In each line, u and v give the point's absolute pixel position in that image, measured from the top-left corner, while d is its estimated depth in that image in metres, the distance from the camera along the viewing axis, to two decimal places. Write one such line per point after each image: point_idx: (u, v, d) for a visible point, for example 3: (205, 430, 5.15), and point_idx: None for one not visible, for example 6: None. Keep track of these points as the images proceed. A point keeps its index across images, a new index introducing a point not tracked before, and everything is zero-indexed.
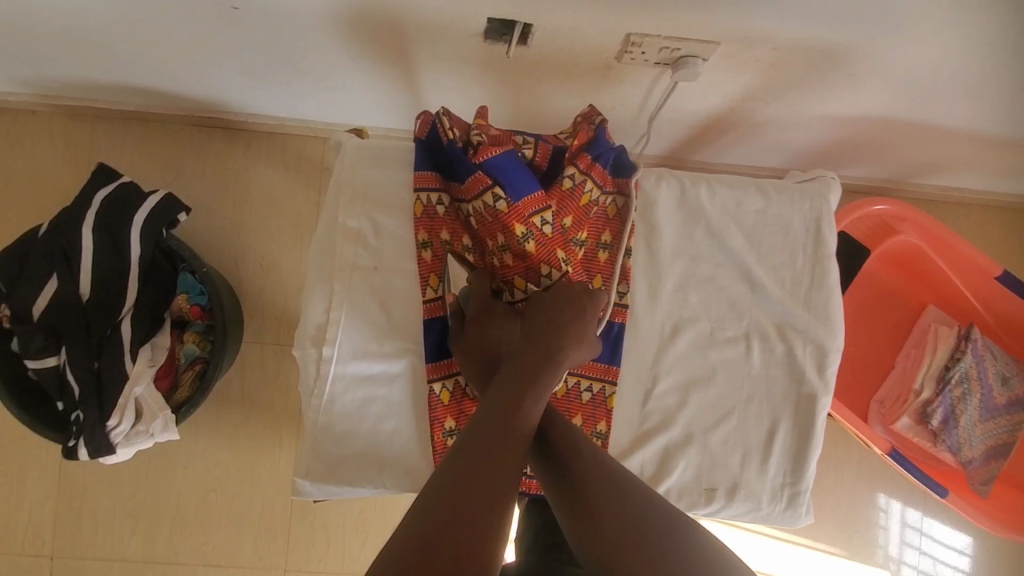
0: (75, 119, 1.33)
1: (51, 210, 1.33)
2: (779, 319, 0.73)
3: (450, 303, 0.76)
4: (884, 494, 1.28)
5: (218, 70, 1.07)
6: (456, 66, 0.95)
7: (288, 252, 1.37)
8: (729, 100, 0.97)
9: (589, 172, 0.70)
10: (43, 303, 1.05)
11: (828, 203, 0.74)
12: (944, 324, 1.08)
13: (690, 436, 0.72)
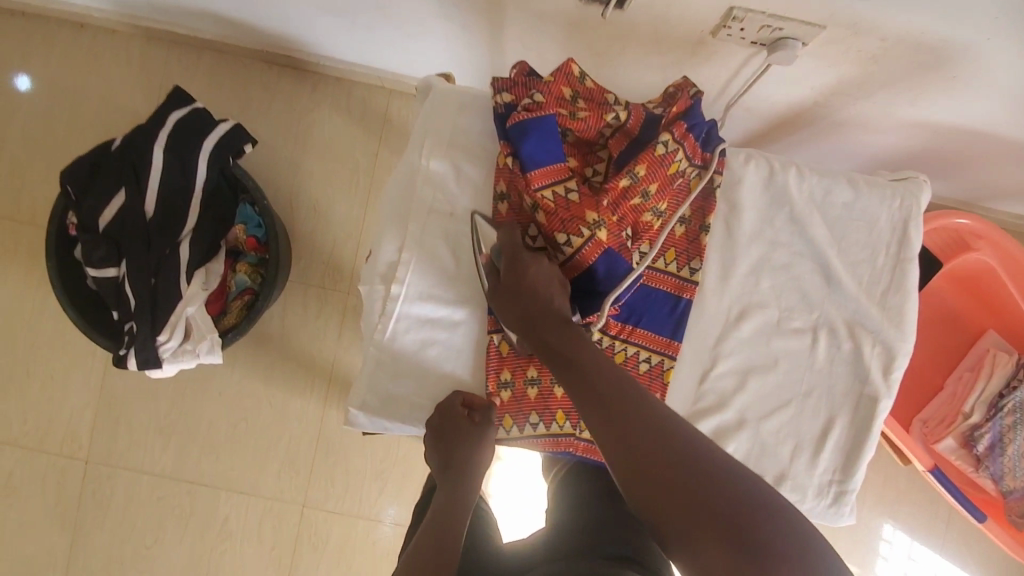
0: (152, 42, 1.35)
1: (119, 129, 1.36)
2: (851, 315, 0.72)
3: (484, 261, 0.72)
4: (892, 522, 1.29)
5: (302, 5, 1.07)
6: (543, 26, 0.94)
7: (342, 198, 1.38)
8: (816, 93, 0.94)
9: (683, 141, 0.67)
10: (111, 214, 1.09)
11: (918, 203, 0.71)
12: (1002, 350, 1.05)
13: (743, 422, 0.72)
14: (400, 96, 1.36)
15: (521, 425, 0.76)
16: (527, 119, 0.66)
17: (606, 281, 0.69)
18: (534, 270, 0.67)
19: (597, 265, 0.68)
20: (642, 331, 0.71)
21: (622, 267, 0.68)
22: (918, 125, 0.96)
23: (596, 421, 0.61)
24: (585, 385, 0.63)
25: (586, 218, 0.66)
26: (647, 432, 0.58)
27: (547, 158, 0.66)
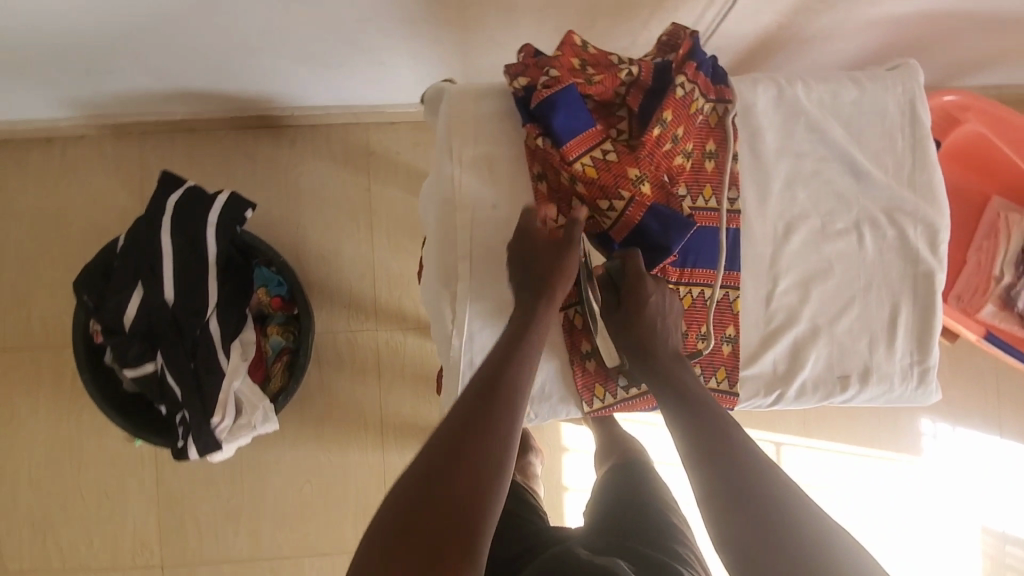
0: (122, 138, 1.34)
1: (112, 231, 1.35)
2: (887, 204, 0.75)
3: (597, 275, 0.73)
4: (926, 420, 1.37)
5: (270, 61, 1.08)
6: (511, 21, 0.96)
7: (348, 239, 1.38)
8: (780, 16, 0.98)
9: (698, 80, 0.69)
10: (133, 310, 1.08)
11: (919, 85, 0.75)
12: (1011, 211, 1.09)
13: (816, 329, 0.74)
14: (378, 127, 1.38)
15: (613, 390, 0.74)
16: (552, 95, 0.68)
17: (665, 240, 0.70)
18: (651, 304, 0.69)
19: (646, 221, 0.70)
20: (701, 270, 0.73)
21: (678, 224, 0.70)
22: (882, 20, 1.01)
23: (687, 440, 0.62)
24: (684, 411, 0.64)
25: (630, 176, 0.69)
26: (719, 454, 0.59)
27: (577, 129, 0.68)
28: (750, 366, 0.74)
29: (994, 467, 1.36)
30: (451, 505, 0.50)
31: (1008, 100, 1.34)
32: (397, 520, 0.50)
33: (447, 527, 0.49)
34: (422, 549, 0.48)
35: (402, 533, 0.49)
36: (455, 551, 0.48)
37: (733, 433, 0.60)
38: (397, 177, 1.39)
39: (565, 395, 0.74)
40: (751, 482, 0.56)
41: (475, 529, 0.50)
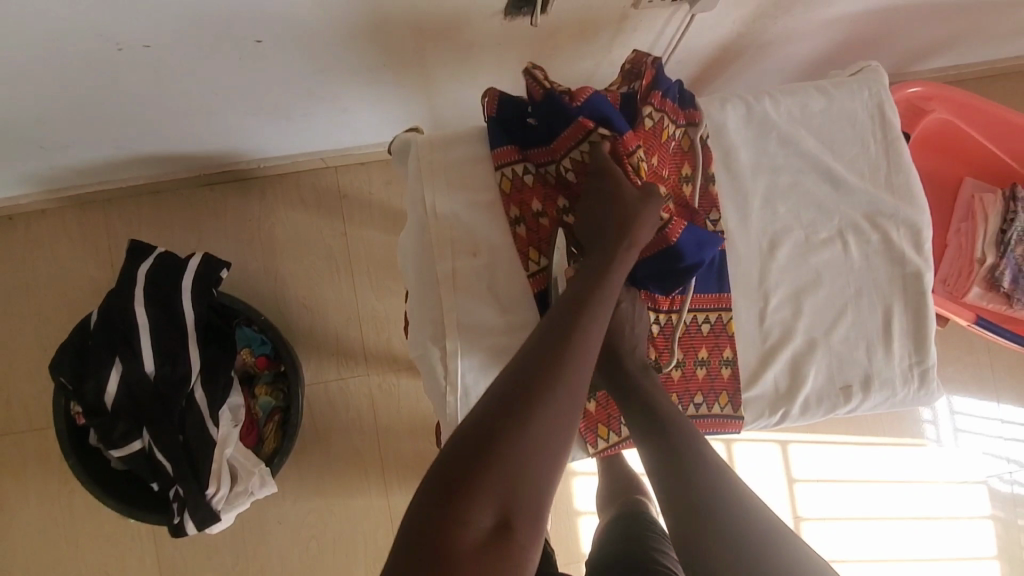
0: (86, 208, 1.31)
1: (85, 304, 1.31)
2: (868, 209, 0.75)
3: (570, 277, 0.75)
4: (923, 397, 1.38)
5: (230, 119, 1.05)
6: (471, 57, 0.95)
7: (329, 285, 1.35)
8: (738, 25, 0.98)
9: (666, 108, 0.69)
10: (114, 388, 1.05)
11: (884, 87, 0.75)
12: (986, 191, 1.10)
13: (813, 342, 0.73)
14: (348, 169, 1.35)
15: (617, 428, 0.73)
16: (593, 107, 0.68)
17: (694, 259, 0.69)
18: (621, 309, 0.71)
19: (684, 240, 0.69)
20: (691, 296, 0.73)
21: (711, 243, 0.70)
22: (837, 20, 1.01)
23: (652, 450, 0.65)
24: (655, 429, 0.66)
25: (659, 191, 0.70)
26: (682, 458, 0.63)
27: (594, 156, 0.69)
28: (752, 388, 0.72)
29: (996, 438, 1.38)
30: (512, 468, 0.52)
31: (965, 79, 1.36)
32: (459, 478, 0.51)
33: (505, 489, 0.51)
34: (486, 505, 0.50)
35: (464, 491, 0.50)
36: (512, 511, 0.51)
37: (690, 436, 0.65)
38: (373, 217, 1.36)
39: (568, 439, 0.72)
40: (723, 501, 0.60)
41: (529, 494, 0.52)
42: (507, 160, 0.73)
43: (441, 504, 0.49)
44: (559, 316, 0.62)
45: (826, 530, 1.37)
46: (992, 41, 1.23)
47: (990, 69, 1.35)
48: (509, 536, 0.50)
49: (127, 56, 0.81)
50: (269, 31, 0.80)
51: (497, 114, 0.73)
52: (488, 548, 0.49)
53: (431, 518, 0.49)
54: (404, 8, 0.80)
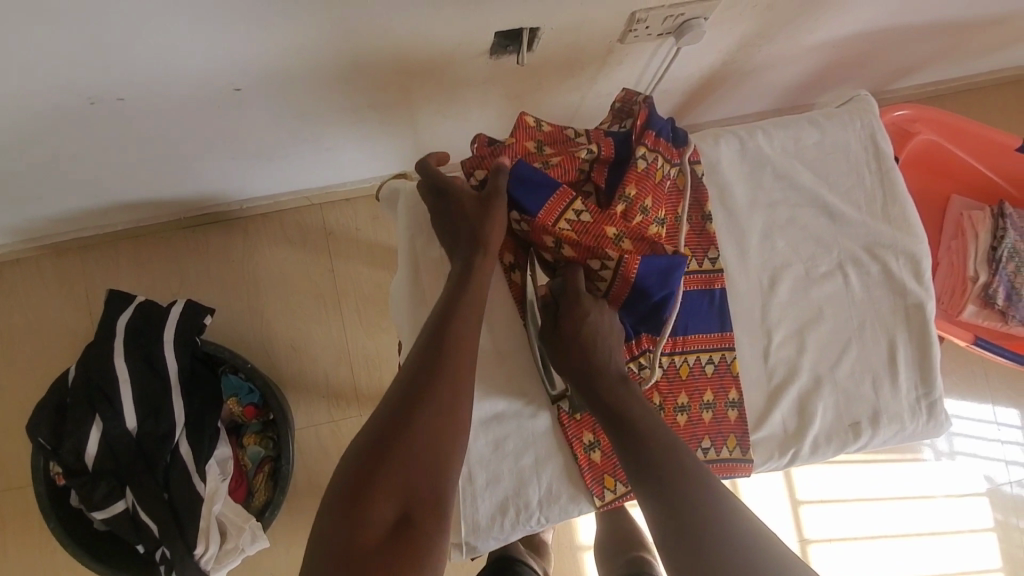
0: (63, 255, 1.27)
1: (64, 355, 1.26)
2: (867, 241, 0.74)
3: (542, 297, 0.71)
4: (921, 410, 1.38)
5: (210, 164, 1.02)
6: (456, 95, 0.93)
7: (317, 325, 1.32)
8: (723, 55, 0.98)
9: (659, 149, 0.67)
10: (94, 448, 1.00)
11: (876, 118, 0.75)
12: (974, 209, 1.10)
13: (819, 379, 0.72)
14: (332, 205, 1.33)
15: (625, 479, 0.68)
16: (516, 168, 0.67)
17: (664, 287, 0.67)
18: (590, 322, 0.67)
19: (643, 274, 0.66)
20: (694, 336, 0.71)
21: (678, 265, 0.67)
22: (819, 46, 1.02)
23: (620, 449, 0.61)
24: (621, 429, 0.62)
25: (609, 235, 0.66)
26: (645, 454, 0.59)
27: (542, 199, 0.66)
28: (760, 429, 0.70)
29: (994, 445, 1.38)
30: (403, 467, 0.55)
31: (942, 94, 1.37)
32: (355, 487, 0.54)
33: (400, 490, 0.55)
34: (383, 504, 0.54)
35: (362, 499, 0.54)
36: (412, 504, 0.55)
37: (663, 441, 0.60)
38: (359, 253, 1.33)
39: (574, 492, 0.68)
40: (694, 495, 0.55)
41: (426, 487, 0.56)
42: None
43: (342, 515, 0.53)
44: (440, 309, 0.64)
45: (835, 553, 1.34)
46: (968, 59, 1.24)
47: (966, 84, 1.37)
48: (411, 529, 0.53)
49: (99, 109, 0.79)
50: (246, 79, 0.78)
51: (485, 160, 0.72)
52: (392, 541, 0.52)
53: (337, 530, 0.52)
54: (387, 51, 0.78)
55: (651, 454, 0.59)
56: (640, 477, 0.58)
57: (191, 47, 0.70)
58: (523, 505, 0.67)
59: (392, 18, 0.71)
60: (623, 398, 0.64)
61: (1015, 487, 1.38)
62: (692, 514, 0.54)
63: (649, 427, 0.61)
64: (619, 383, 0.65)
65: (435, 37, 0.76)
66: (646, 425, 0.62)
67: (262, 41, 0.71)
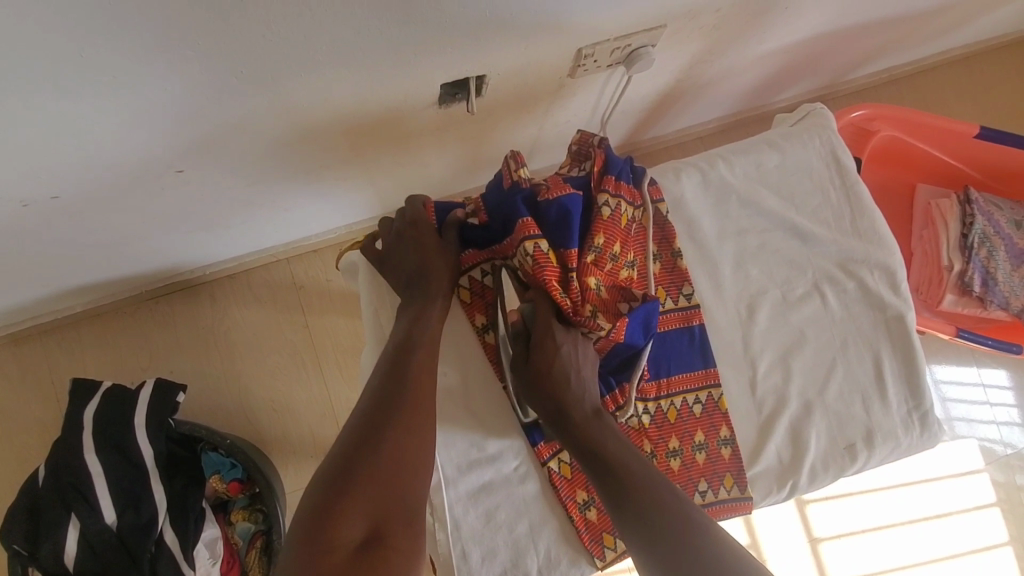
0: (22, 343, 1.21)
1: (35, 447, 1.21)
2: (840, 257, 0.73)
3: (512, 322, 0.68)
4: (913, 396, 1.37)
5: (162, 240, 0.98)
6: (409, 144, 0.91)
7: (297, 384, 1.27)
8: (676, 74, 0.96)
9: (621, 193, 0.65)
10: (74, 548, 0.95)
11: (834, 133, 0.75)
12: (939, 197, 1.11)
13: (809, 405, 0.70)
14: (298, 259, 1.29)
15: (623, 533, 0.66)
16: (565, 197, 0.63)
17: (647, 336, 0.66)
18: (563, 355, 0.64)
19: (631, 333, 0.64)
20: (678, 378, 0.69)
21: (657, 311, 0.66)
22: (768, 55, 1.01)
23: (594, 475, 0.60)
24: (593, 455, 0.60)
25: (592, 286, 0.63)
26: (619, 477, 0.58)
27: (555, 239, 0.62)
28: (755, 463, 0.69)
29: (986, 409, 1.38)
30: (372, 484, 0.56)
31: (895, 79, 1.38)
32: (322, 506, 0.53)
33: (370, 505, 0.55)
34: (352, 521, 0.53)
35: (330, 516, 0.53)
36: (382, 525, 0.54)
37: (650, 480, 0.58)
38: (332, 304, 1.30)
39: (573, 555, 0.66)
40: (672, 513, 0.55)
41: (395, 500, 0.56)
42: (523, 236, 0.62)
43: (307, 538, 0.51)
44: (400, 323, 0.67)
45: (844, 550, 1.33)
46: (916, 45, 1.25)
47: (917, 67, 1.38)
48: (382, 544, 0.53)
49: (35, 210, 0.76)
50: (188, 159, 0.75)
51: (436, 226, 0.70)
52: (364, 553, 0.51)
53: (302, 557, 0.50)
54: (331, 114, 0.75)
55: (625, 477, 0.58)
56: (618, 502, 0.57)
57: (121, 138, 0.67)
58: None
59: (329, 85, 0.69)
60: (592, 423, 0.62)
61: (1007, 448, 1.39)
62: (672, 533, 0.54)
63: (620, 450, 0.61)
64: (589, 411, 0.63)
65: (378, 95, 0.74)
66: (616, 447, 0.61)
67: (196, 126, 0.69)
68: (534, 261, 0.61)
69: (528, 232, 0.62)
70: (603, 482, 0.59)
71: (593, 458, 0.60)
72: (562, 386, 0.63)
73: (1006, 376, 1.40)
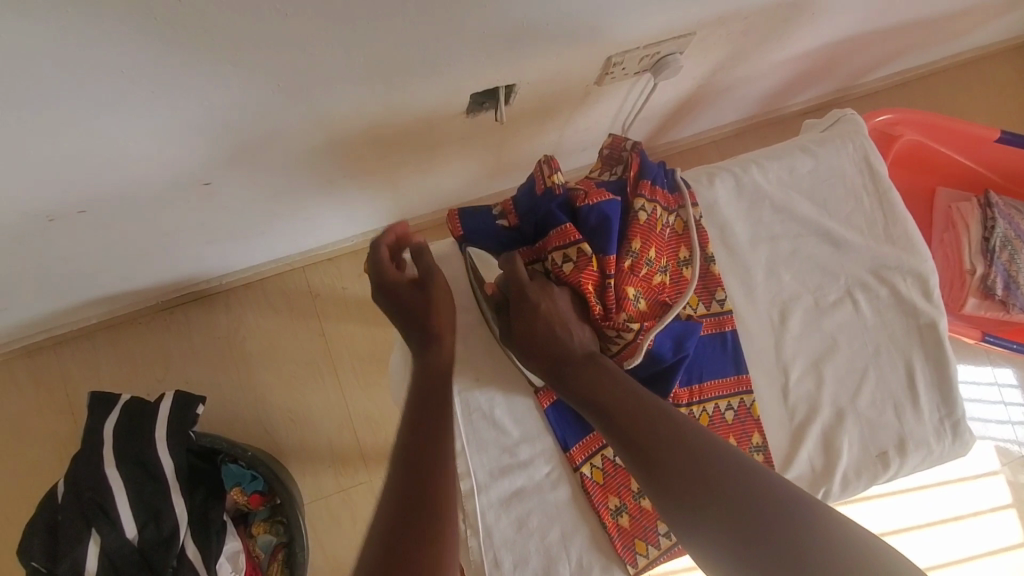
0: (36, 355, 1.20)
1: (49, 459, 1.20)
2: (873, 263, 0.73)
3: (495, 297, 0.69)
4: None
5: (183, 251, 0.97)
6: (433, 153, 0.90)
7: (314, 391, 1.26)
8: (699, 80, 0.96)
9: (657, 199, 0.66)
10: (94, 564, 0.94)
11: (867, 140, 0.75)
12: (960, 200, 1.11)
13: (842, 412, 0.70)
14: (316, 266, 1.28)
15: (655, 540, 0.67)
16: (606, 203, 0.63)
17: (677, 351, 0.65)
18: (541, 311, 0.61)
19: (659, 343, 0.65)
20: (711, 384, 0.68)
21: (692, 331, 0.66)
22: (790, 60, 1.01)
23: (612, 433, 0.56)
24: (607, 413, 0.56)
25: (629, 295, 0.63)
26: (637, 432, 0.54)
27: (596, 246, 0.63)
28: (789, 472, 0.68)
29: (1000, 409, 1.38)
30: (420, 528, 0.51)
31: (909, 82, 1.38)
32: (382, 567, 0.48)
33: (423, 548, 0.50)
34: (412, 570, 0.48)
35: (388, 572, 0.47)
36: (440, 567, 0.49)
37: (673, 434, 0.53)
38: (349, 311, 1.29)
39: (606, 561, 0.66)
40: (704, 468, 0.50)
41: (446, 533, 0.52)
42: (564, 242, 0.63)
43: None
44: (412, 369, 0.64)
45: None
46: (933, 48, 1.25)
47: (931, 70, 1.39)
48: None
49: (59, 223, 0.75)
50: (216, 171, 0.75)
51: (464, 231, 0.70)
52: None
53: None
54: (360, 124, 0.75)
55: (645, 433, 0.54)
56: (639, 460, 0.53)
57: (151, 150, 0.67)
58: None
59: (361, 96, 0.69)
60: (602, 379, 0.58)
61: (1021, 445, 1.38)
62: (701, 490, 0.49)
63: (638, 404, 0.56)
64: (594, 368, 0.60)
65: (408, 105, 0.73)
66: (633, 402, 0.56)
67: (227, 138, 0.69)
68: (574, 271, 0.62)
69: (573, 239, 0.62)
70: (648, 472, 0.52)
71: (606, 416, 0.57)
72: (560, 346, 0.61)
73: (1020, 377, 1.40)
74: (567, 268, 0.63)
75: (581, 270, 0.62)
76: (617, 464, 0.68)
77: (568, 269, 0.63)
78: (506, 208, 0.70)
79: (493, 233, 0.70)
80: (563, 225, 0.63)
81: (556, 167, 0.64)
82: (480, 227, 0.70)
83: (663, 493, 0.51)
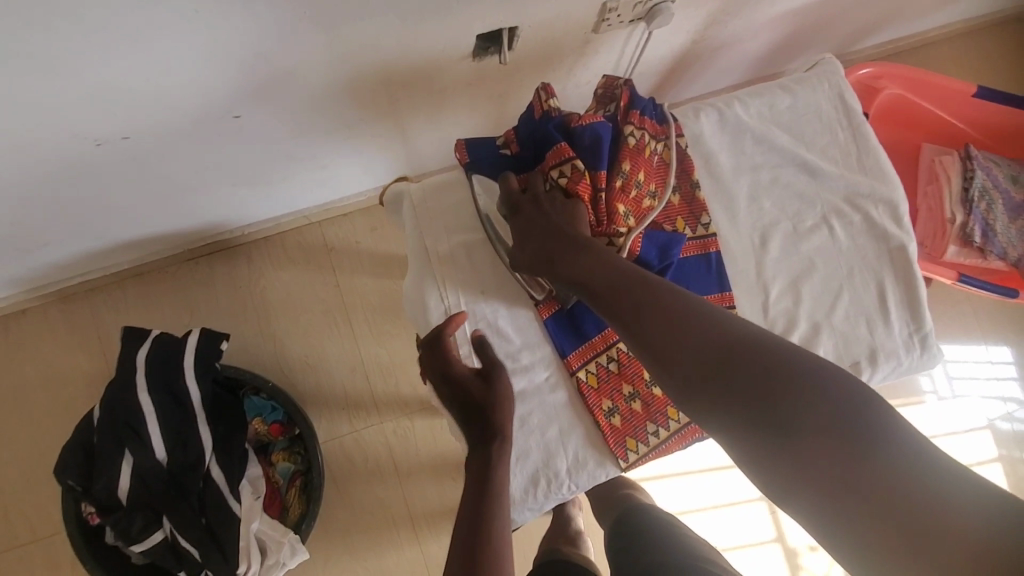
0: (70, 300, 1.29)
1: (82, 396, 1.28)
2: (846, 192, 0.79)
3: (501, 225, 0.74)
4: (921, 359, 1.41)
5: (209, 193, 1.04)
6: (443, 100, 0.97)
7: (328, 339, 1.34)
8: (693, 34, 1.02)
9: (645, 125, 0.72)
10: (126, 484, 1.01)
11: (842, 78, 0.81)
12: (944, 154, 1.16)
13: (817, 325, 0.76)
14: (331, 222, 1.35)
15: (645, 439, 0.73)
16: (597, 124, 0.70)
17: (663, 260, 0.73)
18: (546, 224, 0.68)
19: (645, 251, 0.72)
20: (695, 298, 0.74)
21: (675, 242, 0.73)
22: (780, 17, 1.07)
23: (641, 328, 0.59)
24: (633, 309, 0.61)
25: (620, 212, 0.70)
26: (678, 326, 0.57)
27: (588, 162, 0.70)
28: None
29: (992, 381, 1.43)
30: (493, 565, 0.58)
31: (903, 51, 1.43)
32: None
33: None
34: None
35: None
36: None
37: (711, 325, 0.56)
38: (362, 265, 1.36)
39: (600, 457, 0.73)
40: (764, 359, 0.52)
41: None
42: (560, 159, 0.70)
43: None
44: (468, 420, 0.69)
45: None
46: (922, 14, 1.30)
47: (925, 39, 1.43)
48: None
49: (104, 153, 0.83)
50: (246, 106, 0.82)
51: (470, 158, 0.76)
52: None
53: None
54: (377, 62, 0.81)
55: (690, 329, 0.57)
56: (685, 351, 0.56)
57: (189, 83, 0.74)
58: (553, 475, 0.72)
59: (379, 31, 0.75)
60: (623, 281, 0.63)
61: (1015, 421, 1.42)
62: (756, 378, 0.51)
63: (677, 306, 0.59)
64: (600, 266, 0.65)
65: (421, 43, 0.80)
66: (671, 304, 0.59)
67: (255, 70, 0.75)
68: (571, 185, 0.69)
69: (569, 156, 0.69)
70: (690, 361, 0.55)
71: (641, 315, 0.60)
72: (571, 252, 0.66)
73: (1006, 339, 1.44)
74: (566, 183, 0.70)
75: (577, 185, 0.69)
76: (610, 370, 0.74)
77: (566, 184, 0.70)
78: (509, 138, 0.76)
79: (496, 161, 0.76)
80: (559, 144, 0.70)
81: (549, 90, 0.70)
82: (484, 155, 0.76)
83: (688, 374, 0.55)
